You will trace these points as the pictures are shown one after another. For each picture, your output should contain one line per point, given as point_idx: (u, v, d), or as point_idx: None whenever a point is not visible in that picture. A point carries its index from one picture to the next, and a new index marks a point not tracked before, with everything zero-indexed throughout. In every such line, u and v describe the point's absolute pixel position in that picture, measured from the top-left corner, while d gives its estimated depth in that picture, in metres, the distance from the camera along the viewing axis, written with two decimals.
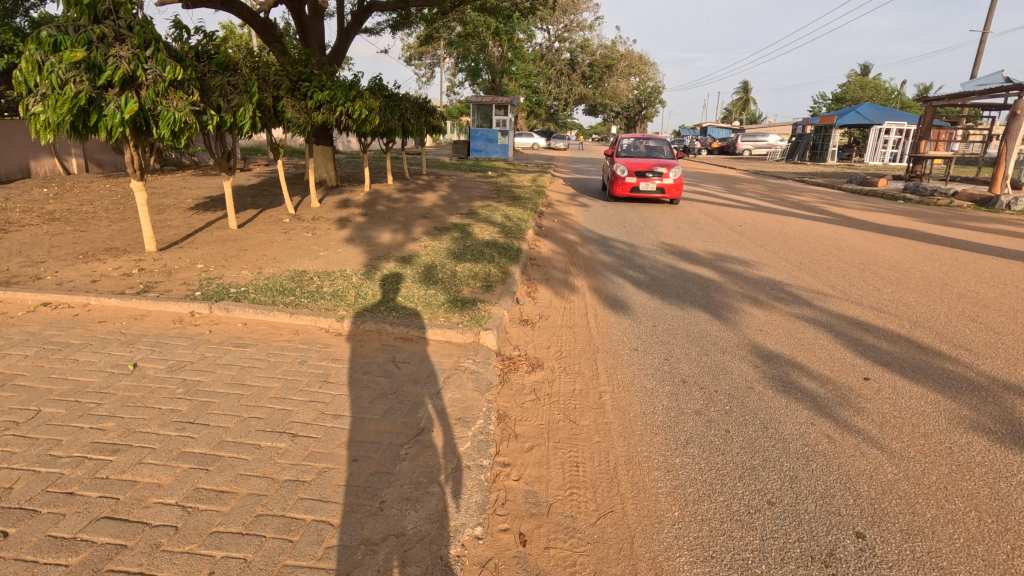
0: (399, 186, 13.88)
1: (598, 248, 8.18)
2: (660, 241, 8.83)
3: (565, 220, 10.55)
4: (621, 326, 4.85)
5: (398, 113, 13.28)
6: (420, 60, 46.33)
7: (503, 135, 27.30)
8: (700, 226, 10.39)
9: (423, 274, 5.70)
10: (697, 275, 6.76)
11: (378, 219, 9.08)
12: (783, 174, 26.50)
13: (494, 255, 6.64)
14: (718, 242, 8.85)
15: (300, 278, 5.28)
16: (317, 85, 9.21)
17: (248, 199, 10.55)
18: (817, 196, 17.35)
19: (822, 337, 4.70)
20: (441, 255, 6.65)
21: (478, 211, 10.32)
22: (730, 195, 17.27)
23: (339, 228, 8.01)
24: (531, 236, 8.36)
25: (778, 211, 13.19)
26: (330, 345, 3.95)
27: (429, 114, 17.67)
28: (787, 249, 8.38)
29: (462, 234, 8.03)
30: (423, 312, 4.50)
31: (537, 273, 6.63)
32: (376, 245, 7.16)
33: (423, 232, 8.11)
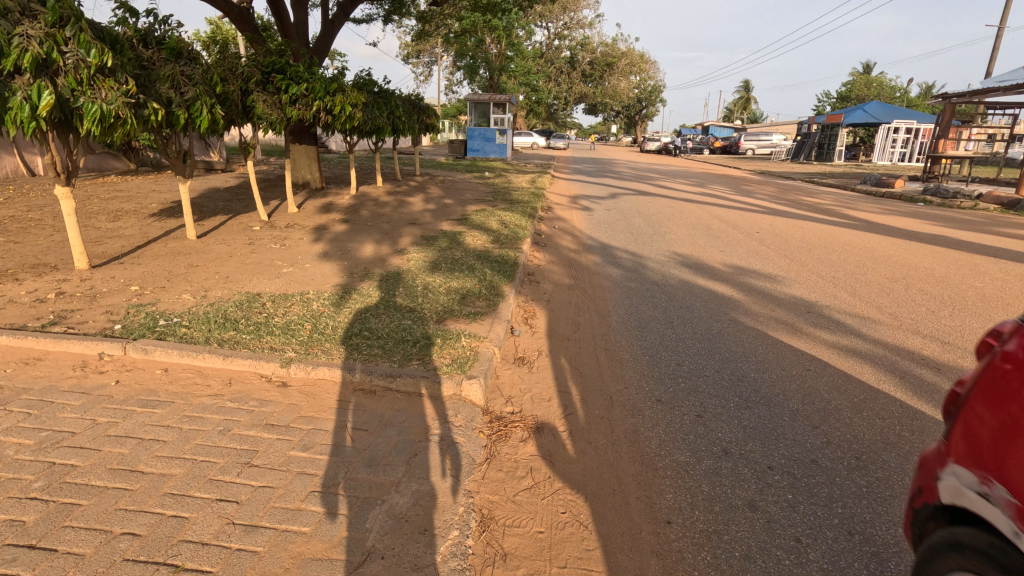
0: (388, 189, 13.01)
1: (604, 260, 7.31)
2: (672, 250, 7.95)
3: (567, 226, 9.69)
4: (638, 365, 3.95)
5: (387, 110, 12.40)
6: (417, 58, 45.45)
7: (501, 134, 26.37)
8: (714, 233, 9.54)
9: (401, 295, 4.83)
10: (719, 292, 5.87)
11: (360, 227, 8.21)
12: (790, 175, 25.73)
13: (487, 269, 5.78)
14: (737, 251, 8.00)
15: (251, 304, 4.40)
16: (293, 78, 8.29)
17: (221, 203, 9.66)
18: (831, 198, 16.52)
19: (886, 381, 3.83)
20: (425, 269, 5.79)
21: (472, 216, 9.46)
22: (740, 196, 16.41)
23: (313, 238, 7.13)
24: (529, 246, 7.49)
25: (794, 215, 12.36)
26: (268, 403, 3.07)
27: (423, 113, 16.74)
28: (815, 261, 7.54)
29: (451, 243, 7.17)
30: (395, 350, 3.61)
31: (536, 291, 5.75)
32: (353, 257, 6.30)
33: (409, 241, 7.25)
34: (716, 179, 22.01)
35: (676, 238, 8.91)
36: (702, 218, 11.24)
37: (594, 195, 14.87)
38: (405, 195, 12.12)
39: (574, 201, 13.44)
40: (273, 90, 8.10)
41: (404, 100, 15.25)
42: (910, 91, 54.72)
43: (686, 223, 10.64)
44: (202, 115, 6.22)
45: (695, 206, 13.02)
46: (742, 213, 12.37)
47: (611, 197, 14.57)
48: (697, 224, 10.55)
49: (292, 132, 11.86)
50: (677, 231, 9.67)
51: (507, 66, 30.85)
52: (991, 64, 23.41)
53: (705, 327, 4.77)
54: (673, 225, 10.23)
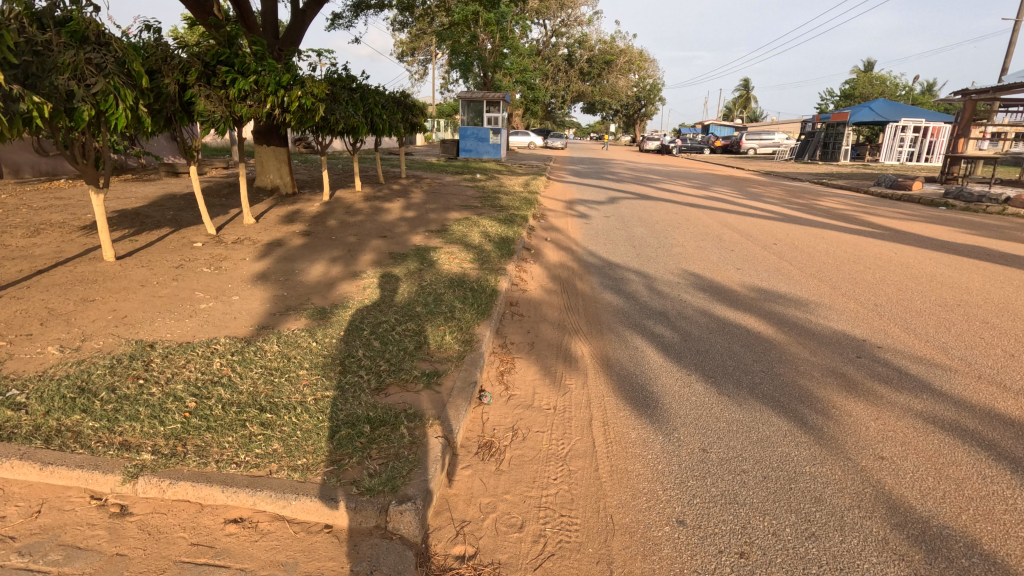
0: (367, 194, 11.94)
1: (602, 283, 6.24)
2: (681, 269, 6.89)
3: (560, 238, 8.65)
4: (648, 455, 2.88)
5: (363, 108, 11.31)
6: (411, 56, 44.31)
7: (495, 133, 25.39)
8: (725, 245, 8.49)
9: (341, 342, 3.75)
10: (742, 327, 4.80)
11: (321, 242, 7.15)
12: (796, 175, 24.78)
13: (457, 301, 4.71)
14: (756, 270, 6.93)
15: (133, 360, 3.31)
16: (241, 69, 7.19)
17: (170, 213, 8.59)
18: (844, 201, 15.48)
19: (994, 476, 2.75)
20: (382, 302, 4.71)
21: (453, 227, 8.40)
22: (747, 199, 15.38)
23: (259, 257, 6.07)
24: (513, 265, 6.43)
25: (809, 222, 11.33)
26: (77, 555, 1.98)
27: (410, 112, 15.64)
28: (847, 281, 6.48)
29: (422, 264, 6.11)
30: (304, 445, 2.54)
31: (519, 327, 4.69)
32: (299, 283, 5.23)
33: (373, 262, 6.20)
34: (721, 181, 20.97)
35: (683, 253, 7.87)
36: (711, 226, 10.19)
37: (591, 199, 13.83)
38: (384, 202, 11.04)
39: (569, 207, 12.37)
40: (217, 82, 6.99)
41: (387, 98, 14.19)
42: (914, 88, 53.79)
43: (693, 232, 9.59)
44: (114, 112, 5.12)
45: (701, 212, 11.96)
46: (753, 219, 11.34)
47: (610, 202, 13.50)
48: (705, 233, 9.53)
49: (258, 133, 10.85)
50: (683, 243, 8.61)
51: (502, 64, 29.78)
52: (1006, 59, 22.45)
53: (733, 385, 3.69)
54: (677, 236, 9.20)
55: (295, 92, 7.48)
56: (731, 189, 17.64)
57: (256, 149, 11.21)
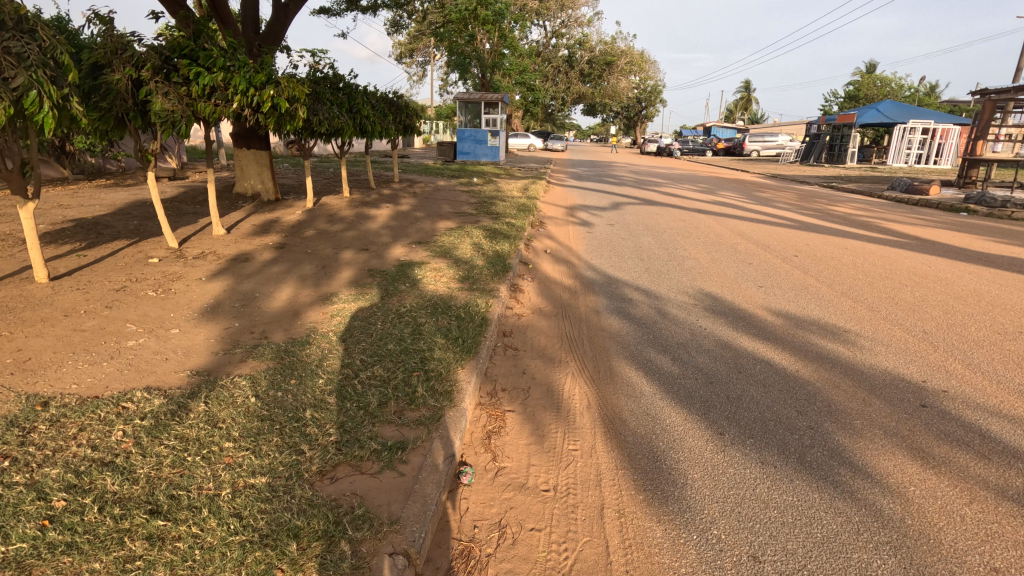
0: (355, 201, 11.19)
1: (609, 305, 5.49)
2: (696, 288, 6.15)
3: (560, 250, 7.91)
4: (680, 570, 2.14)
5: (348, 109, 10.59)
6: (410, 57, 43.63)
7: (493, 135, 24.63)
8: (741, 258, 7.76)
9: (287, 396, 3.00)
10: (776, 365, 4.07)
11: (295, 257, 6.42)
12: (804, 179, 24.06)
13: (439, 334, 3.97)
14: (780, 289, 6.20)
15: (10, 429, 2.55)
16: (206, 64, 6.46)
17: (134, 222, 7.85)
18: (859, 206, 14.73)
19: None
20: (350, 335, 3.97)
21: (443, 238, 7.67)
22: (757, 204, 14.64)
23: (217, 278, 5.33)
24: (507, 285, 5.69)
25: (827, 230, 10.59)
26: None
27: (403, 112, 14.92)
28: (885, 302, 5.74)
29: (403, 285, 5.38)
30: (200, 575, 1.80)
31: (511, 365, 3.95)
32: (257, 310, 4.48)
33: (348, 282, 5.46)
34: (727, 184, 20.23)
35: (696, 268, 7.13)
36: (722, 236, 9.47)
37: (594, 205, 13.09)
38: (372, 209, 10.30)
39: (570, 214, 11.64)
40: (178, 78, 6.25)
41: (378, 98, 13.49)
42: (919, 89, 53.11)
43: (706, 243, 8.85)
44: (39, 110, 4.36)
45: (711, 219, 11.23)
46: (766, 227, 10.61)
47: (613, 208, 12.75)
48: (718, 243, 8.81)
49: (237, 136, 10.15)
50: (696, 256, 7.87)
51: (501, 64, 29.08)
52: None
53: (777, 450, 2.95)
54: (689, 248, 8.46)
55: (268, 90, 6.76)
56: (738, 194, 16.92)
57: (235, 153, 10.47)
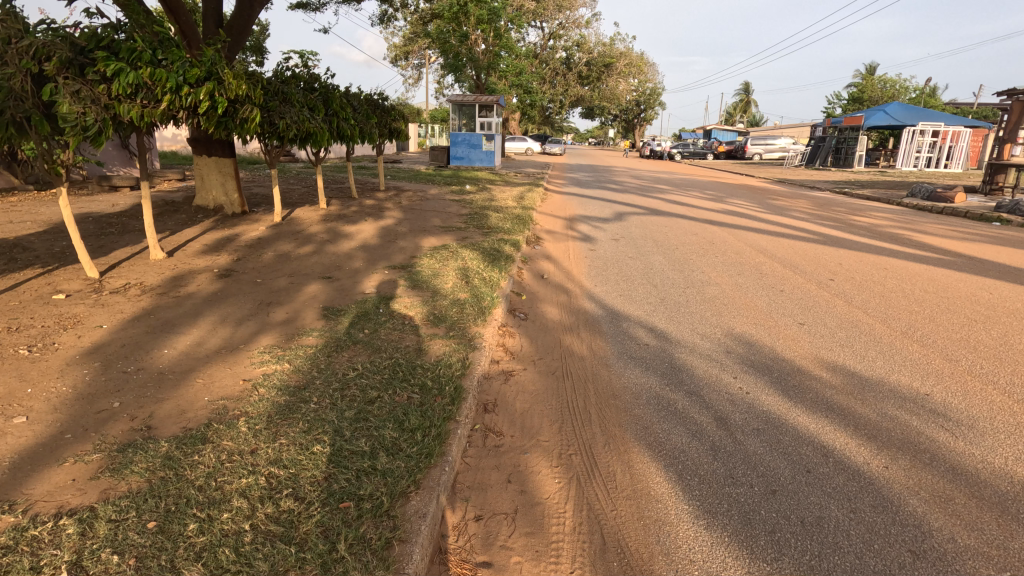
0: (331, 214, 10.11)
1: (622, 354, 4.41)
2: (724, 328, 5.08)
3: (559, 274, 6.82)
4: None
5: (322, 112, 9.48)
6: (405, 60, 42.56)
7: (488, 139, 23.56)
8: (769, 284, 6.68)
9: (125, 562, 1.89)
10: (858, 462, 2.98)
11: (237, 289, 5.31)
12: (814, 183, 22.94)
13: (392, 418, 2.88)
14: (825, 328, 5.13)
15: None
16: (128, 57, 5.42)
17: (61, 243, 6.74)
18: (881, 215, 13.70)
19: None
20: (267, 420, 2.87)
21: (422, 261, 6.59)
22: (772, 213, 13.54)
23: (124, 323, 4.21)
24: (493, 327, 4.59)
25: (856, 244, 9.54)
26: None
27: (389, 116, 13.86)
28: (960, 347, 4.68)
29: (360, 331, 4.27)
30: None
31: (492, 463, 2.85)
32: (156, 374, 3.38)
33: (294, 326, 4.37)
34: (736, 191, 19.13)
35: (720, 297, 6.05)
36: (742, 254, 8.38)
37: (595, 216, 12.02)
38: (347, 224, 9.22)
39: (569, 226, 10.57)
40: (92, 73, 5.15)
41: (361, 100, 12.43)
42: (923, 91, 52.25)
43: (725, 264, 7.78)
44: None
45: (725, 232, 10.17)
46: (789, 241, 9.52)
47: (616, 219, 11.69)
48: (737, 264, 7.76)
49: (196, 141, 9.13)
50: (717, 281, 6.81)
51: (496, 66, 28.04)
52: None
53: None
54: (707, 269, 7.40)
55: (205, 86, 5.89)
56: (748, 201, 15.88)
57: (195, 161, 9.38)
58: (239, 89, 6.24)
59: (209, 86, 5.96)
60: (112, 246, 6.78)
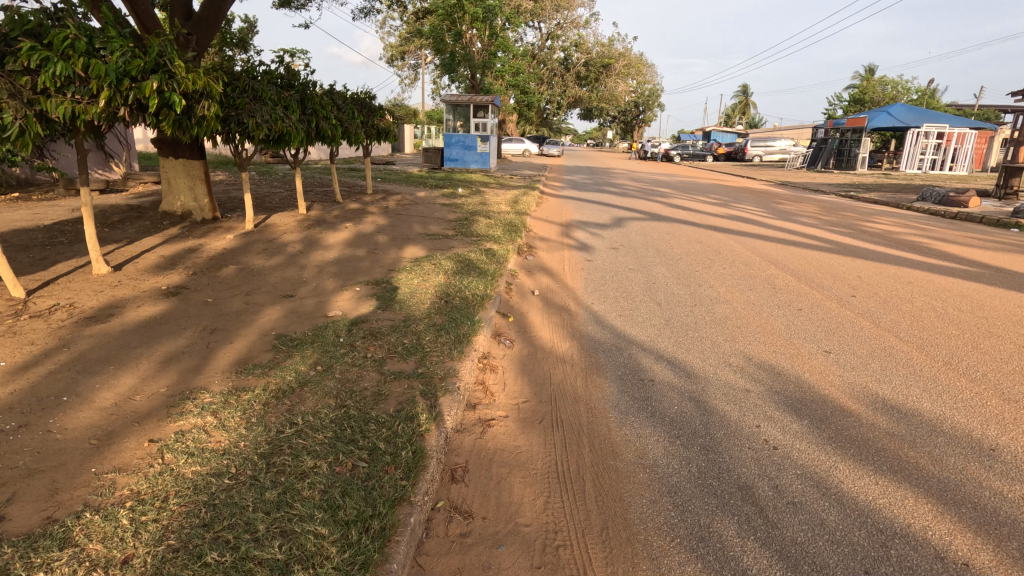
0: (310, 220, 9.43)
1: (624, 393, 3.72)
2: (740, 356, 4.41)
3: (552, 290, 6.16)
4: None
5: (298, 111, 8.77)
6: (401, 59, 41.85)
7: (483, 140, 22.91)
8: (784, 301, 6.02)
9: None
10: (929, 557, 2.30)
11: (181, 312, 4.63)
12: (818, 187, 22.34)
13: (324, 506, 2.21)
14: (855, 357, 4.47)
15: None
16: (59, 45, 4.67)
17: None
18: (892, 220, 13.07)
19: None
20: (159, 508, 2.19)
21: (400, 276, 5.92)
22: (778, 218, 12.92)
23: (28, 359, 3.52)
24: (472, 361, 3.91)
25: (872, 253, 8.90)
26: None
27: (375, 115, 13.18)
28: (1015, 382, 4.04)
29: (312, 368, 3.59)
30: None
31: (455, 563, 2.17)
32: (39, 435, 2.69)
33: (233, 361, 3.68)
34: (739, 194, 18.52)
35: (732, 318, 5.39)
36: (752, 266, 7.73)
37: (592, 221, 11.38)
38: (325, 232, 8.55)
39: (565, 233, 9.92)
40: (11, 63, 4.38)
41: (343, 99, 11.73)
42: (925, 93, 51.78)
43: (734, 277, 7.12)
44: None
45: (731, 240, 9.52)
46: (800, 249, 8.88)
47: (615, 224, 11.05)
48: (748, 277, 7.10)
49: (161, 142, 8.45)
50: (726, 297, 6.15)
51: (492, 66, 27.38)
52: None
53: None
54: (714, 283, 6.75)
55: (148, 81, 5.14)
56: (752, 206, 15.24)
57: (161, 163, 8.70)
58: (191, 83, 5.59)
59: (155, 80, 5.22)
60: (55, 258, 6.10)
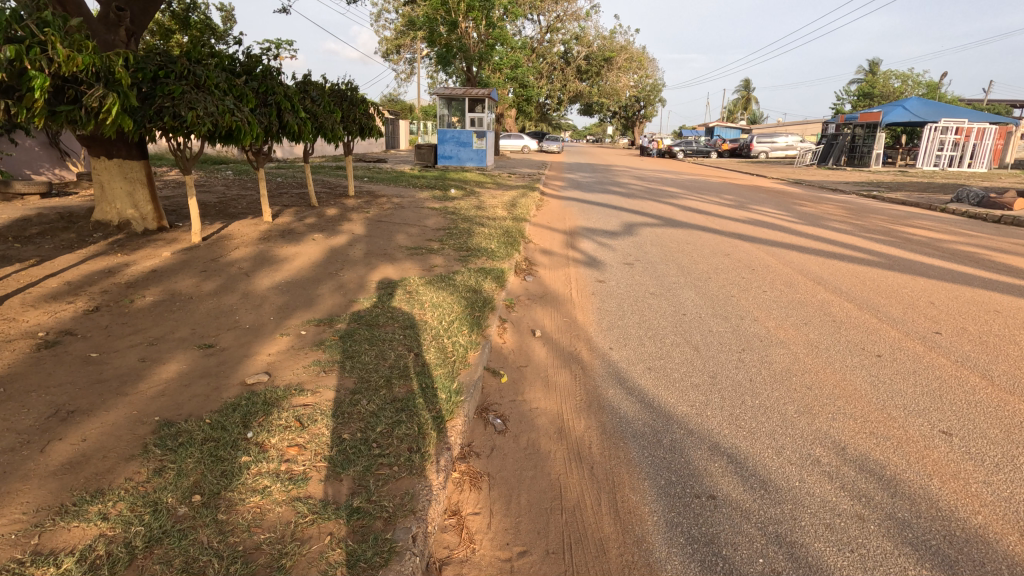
0: (273, 231, 8.08)
1: (675, 529, 2.41)
2: (831, 446, 3.09)
3: (558, 328, 4.85)
4: None
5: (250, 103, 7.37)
6: (396, 54, 40.39)
7: (479, 136, 21.55)
8: (855, 343, 4.70)
9: None
10: None
11: (42, 377, 3.31)
12: (836, 186, 21.01)
13: None
14: (991, 443, 3.15)
15: None
16: None
17: None
18: (932, 224, 11.76)
19: None
20: None
21: (363, 313, 4.61)
22: (806, 223, 11.61)
23: None
24: (443, 470, 2.60)
25: (931, 267, 7.60)
26: None
27: (359, 108, 11.76)
28: None
29: (187, 496, 2.27)
30: None
31: None
32: None
33: (65, 483, 2.35)
34: (755, 194, 17.16)
35: (798, 373, 4.06)
36: (797, 288, 6.41)
37: (600, 228, 10.06)
38: (286, 245, 7.22)
39: (570, 243, 8.60)
40: None
41: (317, 89, 10.35)
42: (935, 87, 50.31)
43: (780, 305, 5.79)
44: None
45: (763, 253, 8.21)
46: (846, 265, 7.57)
47: (626, 232, 9.73)
48: (797, 305, 5.77)
49: (90, 141, 7.09)
50: (780, 336, 4.83)
51: (489, 58, 26.01)
52: None
53: None
54: (759, 314, 5.42)
55: None
56: (773, 208, 13.92)
57: (92, 164, 7.34)
58: (69, 60, 4.41)
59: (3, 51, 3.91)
60: None
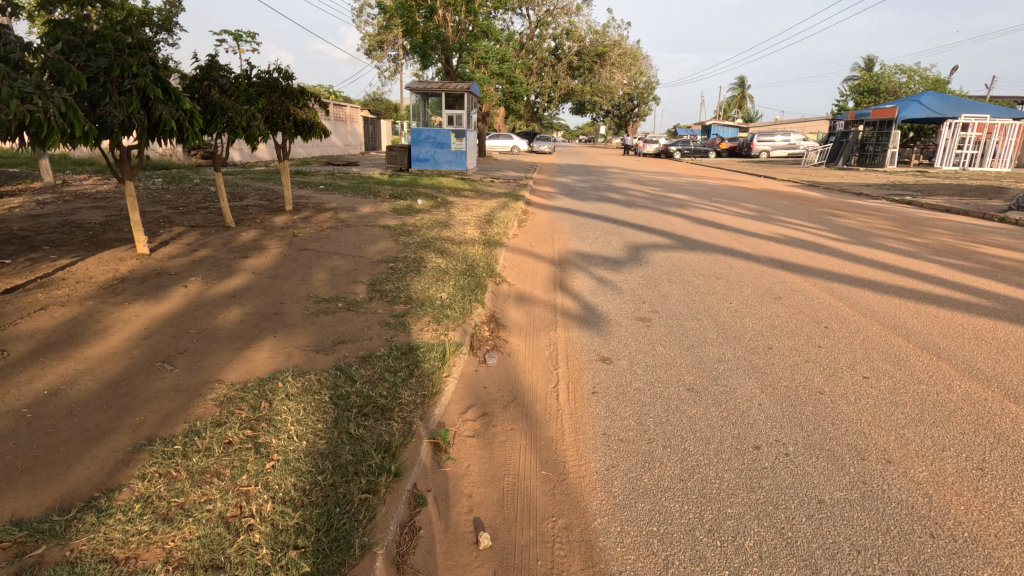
0: (135, 272, 5.65)
1: None
2: None
3: (530, 509, 2.47)
4: None
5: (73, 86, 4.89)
6: (378, 50, 37.75)
7: (458, 135, 19.09)
8: None
9: None
10: None
11: None
12: (859, 189, 18.75)
13: None
14: None
15: None
16: None
17: None
18: (1008, 239, 9.54)
19: None
20: None
21: (119, 503, 2.21)
22: (855, 239, 9.31)
23: None
24: None
25: None
26: None
27: (293, 100, 9.29)
28: None
29: None
30: None
31: None
32: None
33: None
34: (775, 200, 14.83)
35: None
36: (916, 371, 4.05)
37: (599, 254, 7.70)
38: (130, 301, 4.78)
39: (558, 282, 6.21)
40: None
41: (229, 75, 7.90)
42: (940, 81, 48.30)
43: (910, 415, 3.42)
44: None
45: (828, 296, 5.88)
46: (955, 318, 5.25)
47: (633, 260, 7.37)
48: (939, 416, 3.41)
49: None
50: (967, 522, 2.45)
51: (471, 50, 23.60)
52: None
53: None
54: (889, 446, 3.06)
55: None
56: (803, 218, 11.61)
57: None
58: None
59: None
60: None
